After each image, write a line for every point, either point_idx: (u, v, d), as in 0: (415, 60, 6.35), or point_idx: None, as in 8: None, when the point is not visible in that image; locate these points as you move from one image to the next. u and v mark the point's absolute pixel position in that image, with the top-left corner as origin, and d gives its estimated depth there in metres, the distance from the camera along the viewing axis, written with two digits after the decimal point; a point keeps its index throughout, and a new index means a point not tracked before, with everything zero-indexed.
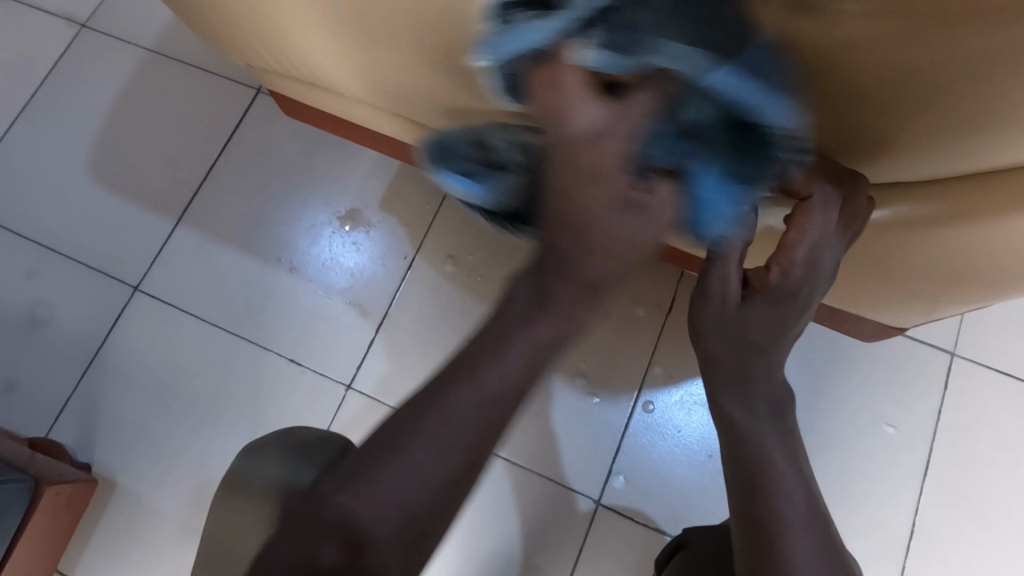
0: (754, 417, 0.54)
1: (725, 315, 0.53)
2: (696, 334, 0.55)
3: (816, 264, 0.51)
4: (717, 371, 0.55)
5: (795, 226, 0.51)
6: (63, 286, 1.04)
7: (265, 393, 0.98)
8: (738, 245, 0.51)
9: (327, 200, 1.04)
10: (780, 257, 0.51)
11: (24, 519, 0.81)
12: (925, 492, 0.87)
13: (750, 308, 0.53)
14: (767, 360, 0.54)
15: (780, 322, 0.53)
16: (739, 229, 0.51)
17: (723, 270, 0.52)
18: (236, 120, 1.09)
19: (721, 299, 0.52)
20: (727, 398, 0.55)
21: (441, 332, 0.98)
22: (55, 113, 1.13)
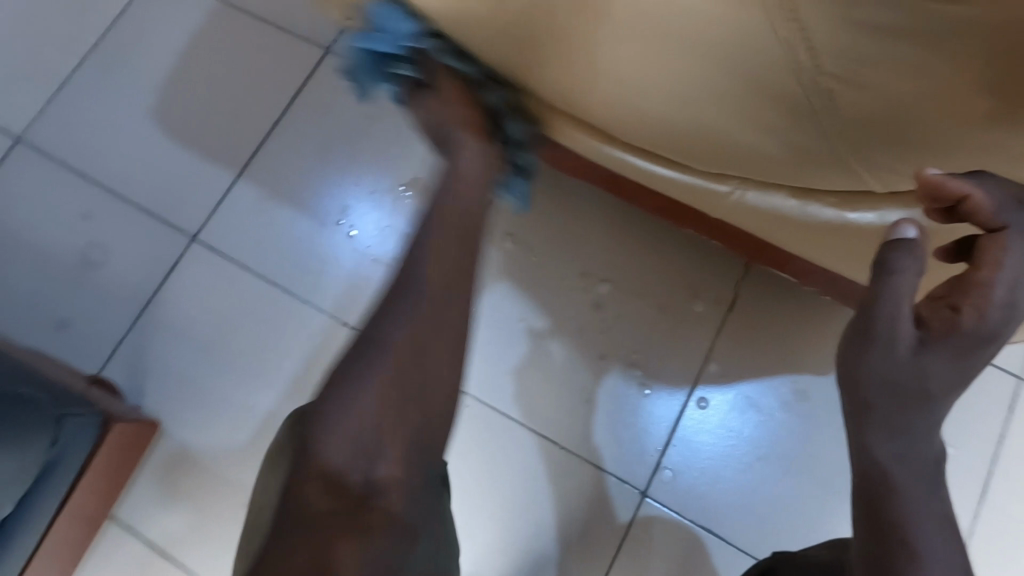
0: (905, 463, 0.54)
1: (894, 362, 0.54)
2: (849, 379, 0.56)
3: (1012, 305, 0.53)
4: (867, 417, 0.55)
5: (988, 262, 0.53)
6: (122, 231, 1.04)
7: (316, 356, 0.97)
8: (903, 285, 0.53)
9: (389, 168, 1.03)
10: (973, 298, 0.53)
11: (92, 452, 0.81)
12: (982, 516, 0.85)
13: (930, 352, 0.54)
14: (935, 410, 0.54)
15: (960, 373, 0.54)
16: (913, 268, 0.53)
17: (891, 310, 0.53)
18: (303, 77, 1.08)
19: (893, 342, 0.54)
20: (880, 442, 0.54)
21: (496, 306, 0.96)
22: (123, 58, 1.13)
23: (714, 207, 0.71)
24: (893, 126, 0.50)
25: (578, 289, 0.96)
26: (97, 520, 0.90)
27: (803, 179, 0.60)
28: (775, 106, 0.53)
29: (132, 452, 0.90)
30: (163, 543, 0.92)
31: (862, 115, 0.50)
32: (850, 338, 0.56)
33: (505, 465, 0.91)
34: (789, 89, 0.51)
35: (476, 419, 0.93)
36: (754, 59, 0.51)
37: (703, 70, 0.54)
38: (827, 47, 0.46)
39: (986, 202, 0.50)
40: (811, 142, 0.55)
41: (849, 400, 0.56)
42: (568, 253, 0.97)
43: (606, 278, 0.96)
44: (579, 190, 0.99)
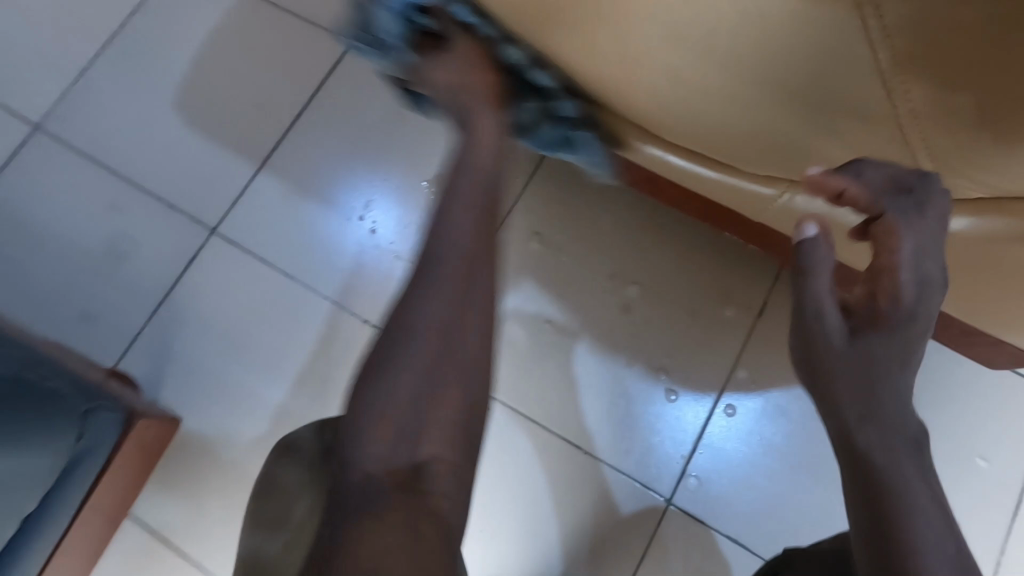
0: (890, 450, 0.52)
1: (840, 353, 0.56)
2: (814, 378, 0.57)
3: (922, 281, 0.55)
4: (839, 413, 0.55)
5: (885, 248, 0.55)
6: (141, 222, 1.03)
7: (338, 353, 0.95)
8: (821, 277, 0.56)
9: (413, 163, 1.02)
10: (883, 284, 0.55)
11: (116, 449, 0.80)
12: (1015, 532, 0.83)
13: (866, 338, 0.55)
14: (896, 387, 0.54)
15: (904, 351, 0.55)
16: (823, 262, 0.56)
17: (817, 304, 0.56)
18: (327, 69, 1.07)
19: (828, 334, 0.56)
20: (861, 430, 0.53)
21: (521, 306, 0.95)
22: (145, 46, 1.11)
23: (757, 211, 0.71)
24: (965, 131, 0.49)
25: (604, 291, 0.94)
26: (116, 519, 0.89)
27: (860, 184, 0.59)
28: (840, 107, 0.51)
29: (153, 450, 0.89)
30: (178, 540, 0.90)
31: (940, 114, 0.48)
32: (800, 341, 0.59)
33: (525, 469, 0.90)
34: (859, 90, 0.49)
35: (498, 422, 0.91)
36: (825, 60, 0.48)
37: (771, 73, 0.51)
38: (913, 41, 0.44)
39: (859, 192, 0.52)
40: (872, 144, 0.54)
41: (821, 402, 0.57)
42: (594, 254, 0.95)
43: (633, 280, 0.94)
44: (606, 191, 0.97)
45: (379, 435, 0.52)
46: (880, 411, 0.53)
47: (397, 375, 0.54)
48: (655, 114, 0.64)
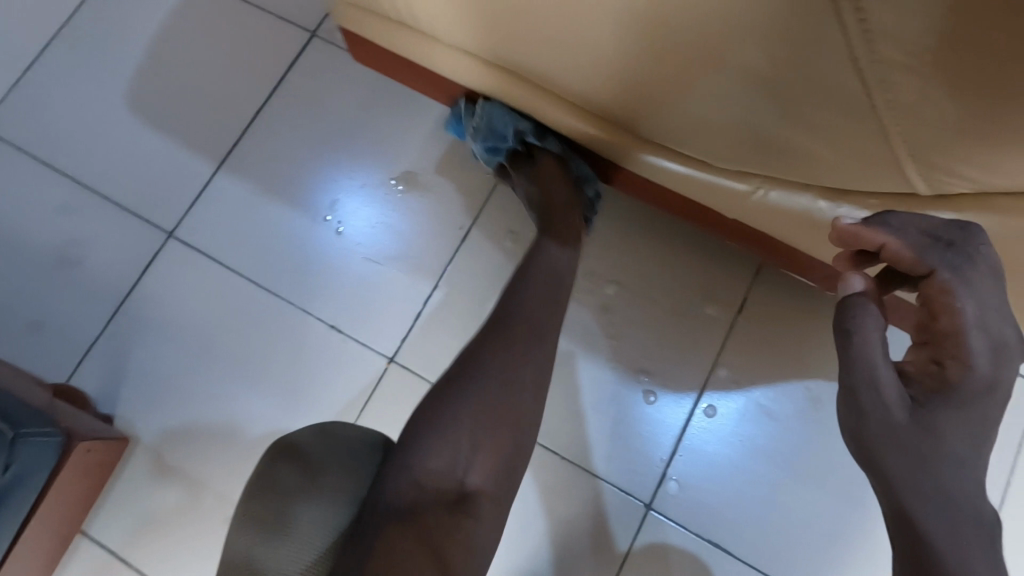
0: (953, 528, 0.47)
1: (896, 427, 0.49)
2: (864, 454, 0.51)
3: (997, 346, 0.49)
4: (899, 497, 0.49)
5: (943, 309, 0.50)
6: (95, 226, 0.98)
7: (305, 360, 0.91)
8: (871, 341, 0.50)
9: (382, 159, 0.97)
10: (950, 347, 0.50)
11: (53, 475, 0.76)
12: (1001, 529, 0.81)
13: (927, 407, 0.49)
14: (964, 467, 0.49)
15: (978, 422, 0.49)
16: (873, 321, 0.51)
17: (870, 373, 0.50)
18: (289, 62, 1.02)
19: (881, 406, 0.50)
20: (926, 517, 0.48)
21: (493, 308, 0.91)
22: (95, 39, 1.05)
23: (733, 206, 0.68)
24: (930, 136, 0.47)
25: (581, 290, 0.91)
26: (67, 536, 0.85)
27: (838, 174, 0.56)
28: (806, 103, 0.50)
29: (100, 469, 0.84)
30: (138, 560, 0.86)
31: (917, 112, 0.46)
32: (842, 411, 0.53)
33: None
34: (823, 88, 0.48)
35: None
36: (788, 59, 0.47)
37: (745, 53, 0.48)
38: (873, 51, 0.43)
39: (902, 246, 0.50)
40: (841, 141, 0.52)
41: (873, 476, 0.51)
42: None
43: (610, 279, 0.91)
44: None
45: (441, 457, 0.64)
46: (946, 496, 0.48)
47: (459, 410, 0.67)
48: (628, 93, 0.61)
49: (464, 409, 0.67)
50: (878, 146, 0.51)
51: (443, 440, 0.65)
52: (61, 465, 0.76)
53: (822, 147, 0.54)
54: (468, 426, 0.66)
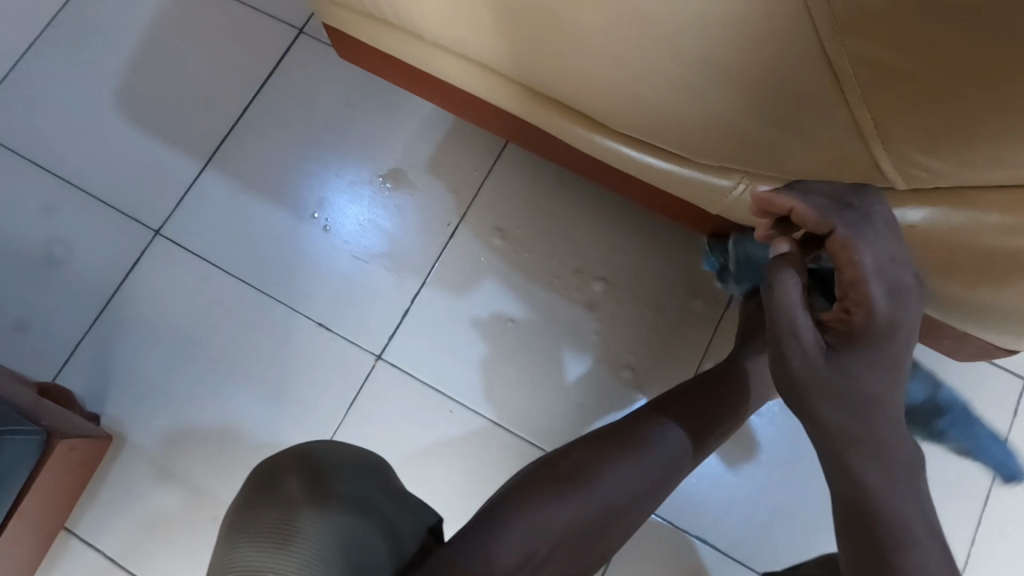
0: (888, 476, 0.50)
1: (816, 369, 0.52)
2: (795, 398, 0.54)
3: (894, 292, 0.51)
4: (834, 438, 0.52)
5: (846, 261, 0.51)
6: (82, 224, 0.97)
7: (292, 358, 0.91)
8: (792, 293, 0.52)
9: (370, 157, 0.97)
10: (854, 297, 0.52)
11: (35, 473, 0.75)
12: (985, 522, 0.82)
13: (839, 354, 0.52)
14: (886, 415, 0.51)
15: (885, 365, 0.51)
16: (792, 278, 0.53)
17: (792, 324, 0.52)
18: (277, 60, 1.01)
19: (804, 355, 0.52)
20: (858, 461, 0.50)
21: (481, 305, 0.91)
22: (81, 36, 1.05)
23: (714, 202, 0.68)
24: (896, 122, 0.47)
25: (568, 287, 0.91)
26: (50, 533, 0.84)
27: (805, 170, 0.56)
28: (779, 93, 0.50)
29: (80, 466, 0.83)
30: (126, 559, 0.86)
31: (882, 97, 0.46)
32: (773, 363, 0.55)
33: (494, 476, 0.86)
34: (794, 74, 0.48)
35: (461, 425, 0.88)
36: (758, 47, 0.47)
37: (716, 47, 0.48)
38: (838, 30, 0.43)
39: (806, 210, 0.51)
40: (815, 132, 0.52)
41: (805, 420, 0.54)
42: (558, 248, 0.92)
43: (597, 275, 0.91)
44: (570, 184, 0.94)
45: (518, 542, 0.53)
46: (870, 436, 0.51)
47: (560, 506, 0.56)
48: (602, 90, 0.61)
49: (603, 487, 0.58)
50: (844, 139, 0.51)
51: (539, 526, 0.55)
52: (43, 462, 0.76)
53: (793, 142, 0.54)
54: (567, 528, 0.56)
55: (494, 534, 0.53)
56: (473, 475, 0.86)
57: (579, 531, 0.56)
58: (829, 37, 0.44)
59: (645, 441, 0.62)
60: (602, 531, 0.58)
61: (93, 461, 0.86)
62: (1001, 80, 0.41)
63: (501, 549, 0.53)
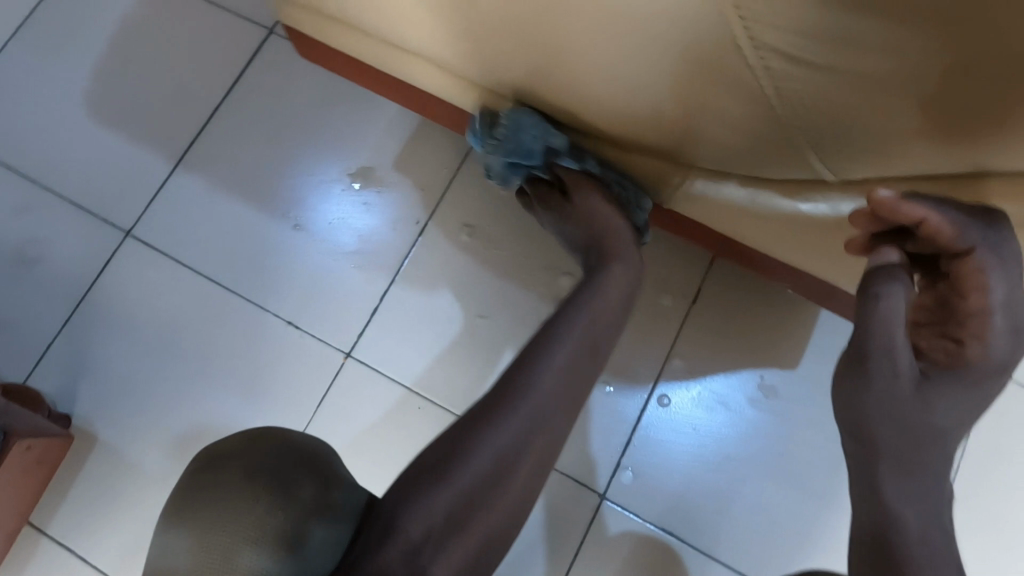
0: (908, 497, 0.59)
1: (899, 396, 0.56)
2: (851, 412, 0.58)
3: (1014, 331, 0.54)
4: (878, 462, 0.59)
5: (972, 289, 0.52)
6: (54, 225, 0.98)
7: (261, 356, 0.92)
8: (896, 316, 0.53)
9: (339, 156, 0.97)
10: (972, 328, 0.54)
11: None
12: (951, 512, 0.82)
13: (931, 383, 0.56)
14: (942, 446, 0.59)
15: (971, 395, 0.57)
16: (900, 292, 0.54)
17: (889, 347, 0.55)
18: (246, 60, 1.01)
19: (896, 379, 0.56)
20: (890, 482, 0.59)
21: (449, 302, 0.92)
22: (51, 38, 1.05)
23: (665, 195, 0.69)
24: (820, 120, 0.49)
25: (536, 284, 0.91)
26: (12, 529, 0.86)
27: (781, 170, 0.57)
28: (709, 91, 0.51)
29: (39, 466, 0.84)
30: (97, 557, 0.87)
31: (803, 96, 0.47)
32: (848, 373, 0.58)
33: None
34: (721, 74, 0.49)
35: (430, 421, 0.88)
36: (686, 46, 0.48)
37: (698, 42, 0.47)
38: (755, 34, 0.44)
39: (942, 224, 0.49)
40: (749, 127, 0.53)
41: (859, 439, 0.60)
42: (527, 245, 0.92)
43: (565, 271, 0.91)
44: None
45: (423, 513, 0.55)
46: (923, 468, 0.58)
47: (464, 467, 0.58)
48: (581, 91, 0.60)
49: (488, 444, 0.59)
50: (822, 141, 0.51)
51: (436, 495, 0.56)
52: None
53: (765, 143, 0.54)
54: (465, 482, 0.57)
55: (423, 491, 0.57)
56: None
57: (505, 457, 0.60)
58: (784, 41, 0.44)
59: (526, 386, 0.62)
60: (538, 449, 0.63)
61: (54, 460, 0.87)
62: (991, 97, 0.41)
63: (406, 521, 0.55)
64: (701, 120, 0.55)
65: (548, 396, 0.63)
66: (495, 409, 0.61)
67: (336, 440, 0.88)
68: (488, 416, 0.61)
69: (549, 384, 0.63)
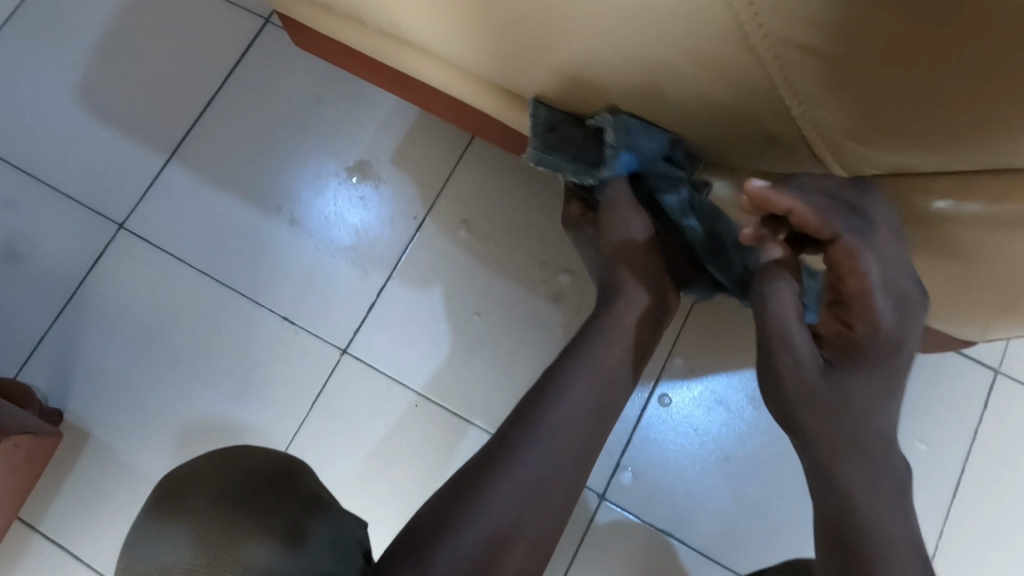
0: (869, 480, 0.53)
1: (812, 385, 0.54)
2: (785, 412, 0.56)
3: (896, 303, 0.53)
4: (818, 451, 0.54)
5: (851, 273, 0.53)
6: (46, 218, 0.96)
7: (255, 352, 0.90)
8: (786, 304, 0.54)
9: (335, 149, 0.96)
10: (858, 310, 0.53)
11: None
12: (954, 515, 0.81)
13: (835, 371, 0.54)
14: (874, 425, 0.54)
15: (877, 376, 0.54)
16: (785, 287, 0.55)
17: (786, 333, 0.54)
18: (242, 51, 1.00)
19: (802, 369, 0.54)
20: (840, 466, 0.53)
21: (447, 298, 0.90)
22: (44, 28, 1.03)
23: None
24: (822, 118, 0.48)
25: (534, 280, 0.90)
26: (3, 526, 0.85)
27: (745, 142, 0.56)
28: (710, 87, 0.50)
29: (30, 464, 0.84)
30: (88, 554, 0.86)
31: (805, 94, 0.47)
32: (766, 375, 0.57)
33: (457, 471, 0.85)
34: (723, 70, 0.48)
35: (427, 421, 0.87)
36: (687, 43, 0.47)
37: (700, 39, 0.46)
38: (758, 33, 0.43)
39: (806, 211, 0.50)
40: (752, 120, 0.52)
41: (794, 436, 0.56)
42: (525, 242, 0.91)
43: (564, 268, 0.90)
44: (537, 176, 0.92)
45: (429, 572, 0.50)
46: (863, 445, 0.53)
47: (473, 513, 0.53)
48: (568, 72, 0.58)
49: (495, 492, 0.54)
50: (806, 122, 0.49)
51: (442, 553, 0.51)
52: None
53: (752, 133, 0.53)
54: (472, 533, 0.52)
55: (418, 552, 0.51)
56: (437, 468, 0.85)
57: (513, 506, 0.54)
58: (786, 40, 0.43)
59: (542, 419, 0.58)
60: (562, 491, 0.57)
61: (44, 457, 0.86)
62: (988, 101, 0.40)
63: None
64: (703, 113, 0.54)
65: (552, 452, 0.57)
66: (500, 460, 0.56)
67: (331, 439, 0.87)
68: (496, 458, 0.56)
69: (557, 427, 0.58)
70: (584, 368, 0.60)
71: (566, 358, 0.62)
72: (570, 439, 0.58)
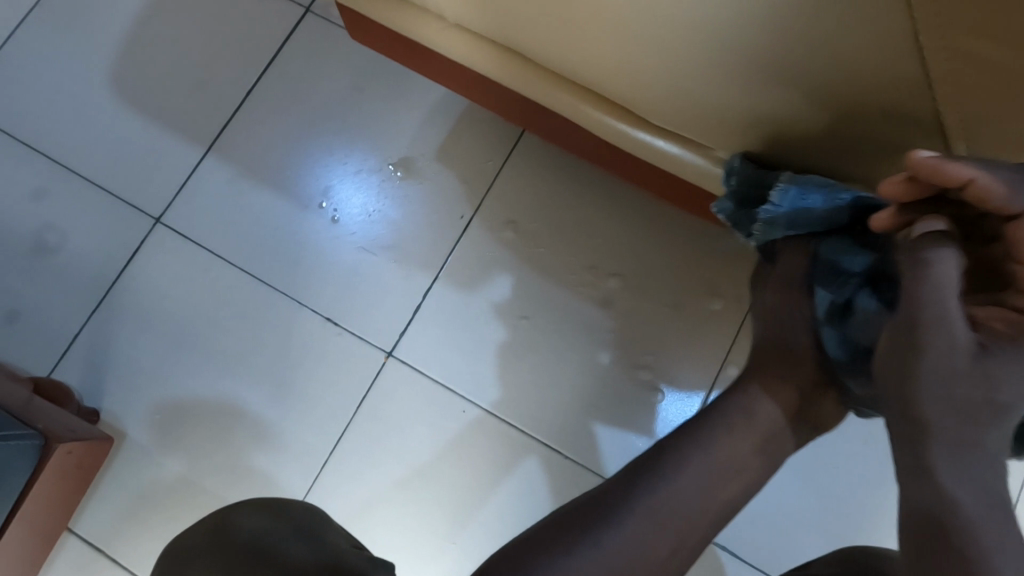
0: (976, 480, 0.44)
1: (954, 372, 0.43)
2: (907, 399, 0.46)
3: None
4: (926, 439, 0.45)
5: None
6: (79, 210, 0.93)
7: (297, 354, 0.88)
8: (948, 282, 0.43)
9: (378, 144, 0.93)
10: None
11: (32, 477, 0.73)
12: None
13: (988, 360, 0.43)
14: (1001, 422, 0.44)
15: None
16: (949, 254, 0.44)
17: (941, 313, 0.43)
18: (281, 40, 0.96)
19: (948, 351, 0.43)
20: (946, 459, 0.44)
21: (493, 301, 0.88)
22: (74, 13, 0.99)
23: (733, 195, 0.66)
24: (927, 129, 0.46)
25: (583, 284, 0.87)
26: (49, 537, 0.81)
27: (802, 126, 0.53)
28: (807, 95, 0.48)
29: (79, 469, 0.80)
30: (125, 559, 0.83)
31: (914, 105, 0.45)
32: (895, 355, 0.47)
33: (507, 479, 0.83)
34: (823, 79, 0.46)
35: (472, 426, 0.85)
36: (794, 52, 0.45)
37: (808, 48, 0.44)
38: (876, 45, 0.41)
39: (994, 183, 0.42)
40: (843, 129, 0.51)
41: (908, 426, 0.46)
42: (573, 244, 0.88)
43: (615, 272, 0.87)
44: (586, 175, 0.90)
45: None
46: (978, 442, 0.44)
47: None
48: (618, 59, 0.55)
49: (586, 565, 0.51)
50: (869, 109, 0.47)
51: None
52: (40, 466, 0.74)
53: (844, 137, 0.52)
54: None
55: None
56: (484, 474, 0.84)
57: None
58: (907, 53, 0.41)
59: (655, 485, 0.54)
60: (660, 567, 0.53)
61: (94, 462, 0.83)
62: None
63: None
64: (792, 118, 0.52)
65: (656, 526, 0.53)
66: (596, 527, 0.52)
67: (376, 443, 0.85)
68: (600, 517, 0.53)
69: (662, 502, 0.54)
70: (699, 446, 0.56)
71: (685, 433, 0.57)
72: (671, 522, 0.54)
